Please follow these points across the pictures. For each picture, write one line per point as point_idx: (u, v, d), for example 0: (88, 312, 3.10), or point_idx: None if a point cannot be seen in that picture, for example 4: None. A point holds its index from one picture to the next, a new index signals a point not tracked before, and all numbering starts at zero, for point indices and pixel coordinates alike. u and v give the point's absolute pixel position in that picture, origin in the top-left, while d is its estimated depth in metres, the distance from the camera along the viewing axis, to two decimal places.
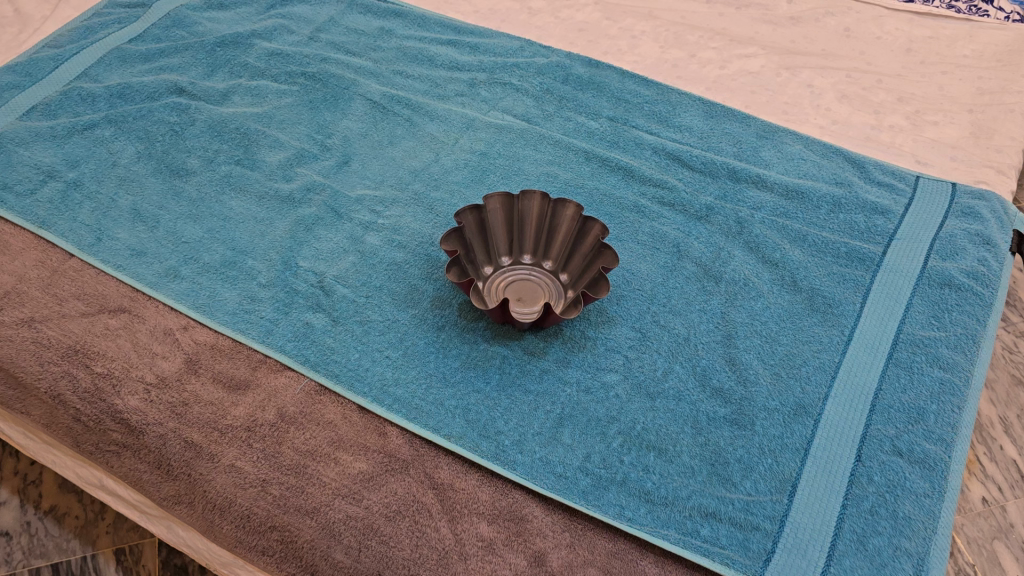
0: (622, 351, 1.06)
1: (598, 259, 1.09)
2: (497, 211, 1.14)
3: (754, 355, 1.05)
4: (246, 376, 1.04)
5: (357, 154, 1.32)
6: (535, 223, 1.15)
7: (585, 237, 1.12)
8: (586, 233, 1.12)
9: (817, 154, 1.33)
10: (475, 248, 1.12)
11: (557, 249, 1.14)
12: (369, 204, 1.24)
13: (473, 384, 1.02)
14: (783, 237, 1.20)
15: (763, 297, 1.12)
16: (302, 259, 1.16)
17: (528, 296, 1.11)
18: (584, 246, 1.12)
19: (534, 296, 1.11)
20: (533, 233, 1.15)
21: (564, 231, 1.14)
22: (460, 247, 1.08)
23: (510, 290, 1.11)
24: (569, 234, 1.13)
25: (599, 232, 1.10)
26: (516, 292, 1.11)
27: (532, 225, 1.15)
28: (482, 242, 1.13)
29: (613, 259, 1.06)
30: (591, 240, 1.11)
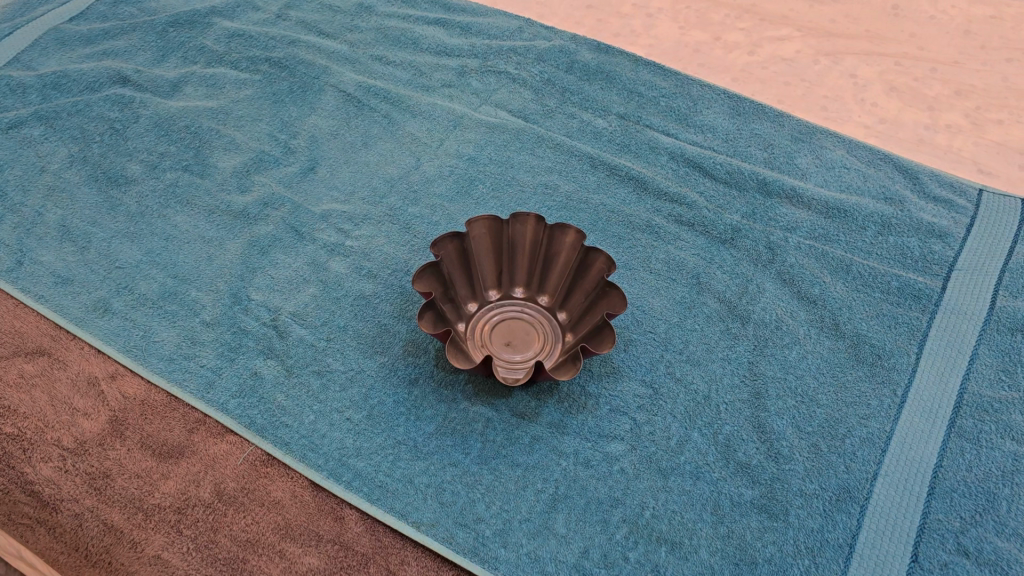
0: (630, 412, 0.89)
1: (602, 301, 0.91)
2: (484, 237, 0.95)
3: (788, 420, 0.88)
4: (180, 441, 0.87)
5: (325, 159, 1.14)
6: (529, 251, 0.97)
7: (588, 270, 0.94)
8: (589, 266, 0.94)
9: (861, 162, 1.14)
10: (456, 284, 0.94)
11: (555, 282, 0.97)
12: (335, 222, 1.05)
13: (449, 456, 0.85)
14: (823, 267, 1.01)
15: (799, 344, 0.94)
16: (254, 290, 0.99)
17: (519, 340, 0.94)
18: (587, 281, 0.94)
19: (527, 340, 0.94)
20: (526, 263, 0.97)
21: (563, 262, 0.96)
22: (437, 287, 0.91)
23: (498, 333, 0.94)
24: (568, 265, 0.95)
25: (604, 267, 0.92)
26: (505, 335, 0.94)
27: (525, 253, 0.97)
28: (465, 275, 0.95)
29: (620, 304, 0.88)
30: (595, 276, 0.93)
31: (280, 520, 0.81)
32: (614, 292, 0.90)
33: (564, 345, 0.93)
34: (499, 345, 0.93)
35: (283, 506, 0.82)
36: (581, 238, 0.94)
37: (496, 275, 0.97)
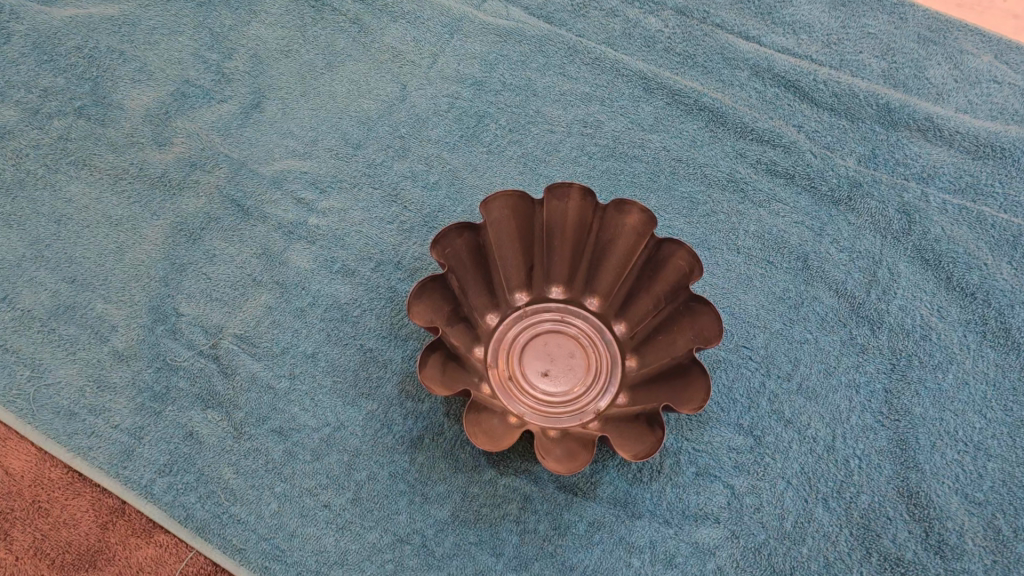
0: (725, 477, 0.63)
1: (684, 319, 0.63)
2: (507, 223, 0.65)
3: (952, 486, 0.62)
4: (90, 544, 0.63)
5: (274, 91, 0.81)
6: (571, 237, 0.67)
7: (658, 269, 0.65)
8: (661, 264, 0.65)
9: (1016, 71, 0.82)
10: (472, 292, 0.66)
11: (607, 279, 0.69)
12: (293, 190, 0.75)
13: (474, 561, 0.60)
14: (980, 238, 0.72)
15: (953, 363, 0.67)
16: (184, 301, 0.70)
17: (559, 364, 0.68)
18: (656, 282, 0.66)
19: (570, 367, 0.67)
20: (567, 253, 0.68)
21: (621, 252, 0.67)
22: (445, 310, 0.62)
23: (530, 357, 0.68)
24: (629, 259, 0.66)
25: (685, 268, 0.63)
26: (540, 359, 0.68)
27: (565, 240, 0.68)
28: (482, 278, 0.67)
29: (715, 333, 0.59)
30: (669, 279, 0.64)
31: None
32: (702, 309, 0.61)
33: (623, 373, 0.67)
34: (534, 377, 0.67)
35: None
36: (649, 224, 0.64)
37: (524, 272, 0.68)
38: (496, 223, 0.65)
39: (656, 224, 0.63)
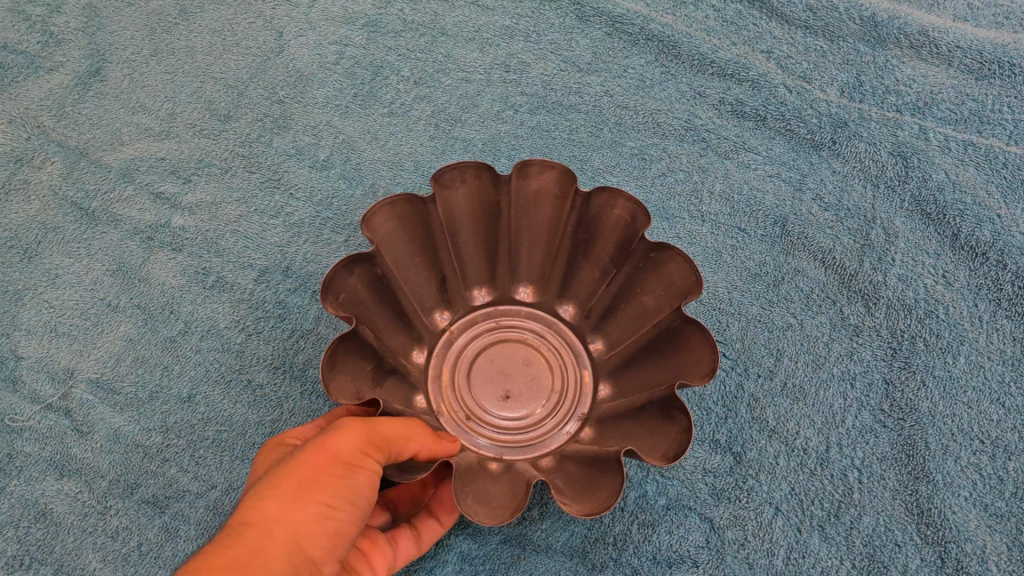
0: (702, 509, 0.52)
1: (656, 285, 0.49)
2: (401, 240, 0.50)
3: (967, 497, 0.52)
4: None
5: (116, 52, 0.65)
6: (480, 226, 0.53)
7: (595, 232, 0.52)
8: (594, 225, 0.52)
9: None
10: (390, 334, 0.51)
11: (532, 259, 0.55)
12: (149, 182, 0.60)
13: None
14: (989, 181, 0.61)
15: (965, 342, 0.56)
16: (22, 338, 0.56)
17: (518, 379, 0.54)
18: (594, 246, 0.53)
19: (531, 374, 0.54)
20: (480, 246, 0.55)
21: (542, 226, 0.54)
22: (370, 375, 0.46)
23: (481, 380, 0.54)
24: (556, 230, 0.53)
25: (625, 220, 0.50)
26: (493, 381, 0.54)
27: (473, 230, 0.53)
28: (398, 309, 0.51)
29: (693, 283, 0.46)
30: (611, 237, 0.52)
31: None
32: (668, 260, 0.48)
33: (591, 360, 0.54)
34: (493, 405, 0.52)
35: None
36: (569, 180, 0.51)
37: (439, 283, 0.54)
38: (392, 243, 0.49)
39: (577, 179, 0.50)
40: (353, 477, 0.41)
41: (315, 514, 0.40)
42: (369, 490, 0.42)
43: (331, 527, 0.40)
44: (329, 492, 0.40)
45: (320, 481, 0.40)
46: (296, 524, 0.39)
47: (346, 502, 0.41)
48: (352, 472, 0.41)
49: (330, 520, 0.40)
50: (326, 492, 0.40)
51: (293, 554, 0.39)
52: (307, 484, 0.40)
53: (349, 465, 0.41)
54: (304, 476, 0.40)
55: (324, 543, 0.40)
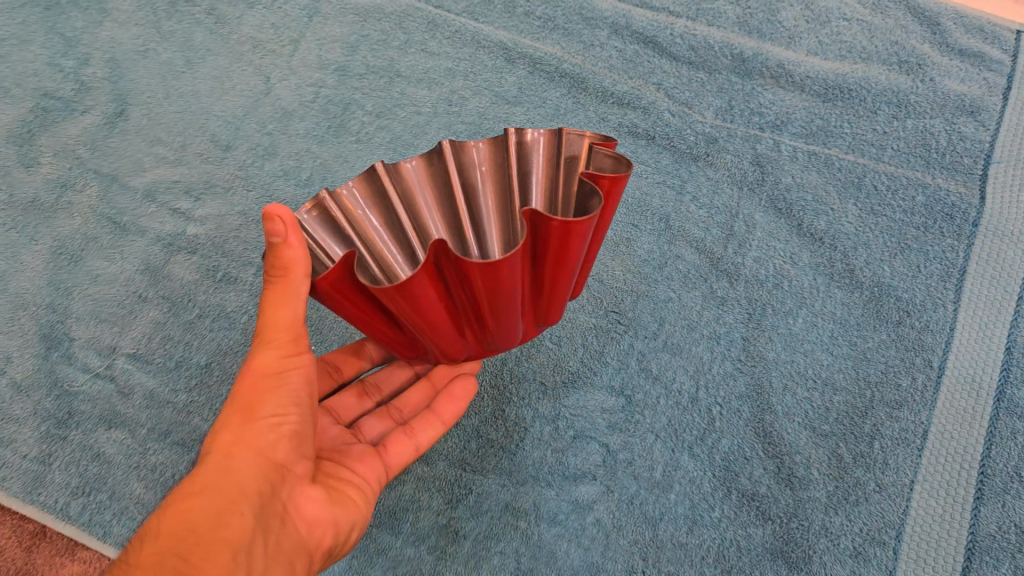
0: (600, 437, 0.69)
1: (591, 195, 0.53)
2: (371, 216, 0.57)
3: (800, 423, 0.69)
4: (17, 567, 0.67)
5: (136, 96, 0.81)
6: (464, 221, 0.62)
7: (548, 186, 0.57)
8: (536, 172, 0.56)
9: (864, 7, 0.85)
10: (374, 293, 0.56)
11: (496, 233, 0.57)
12: (167, 199, 0.76)
13: (374, 542, 0.65)
14: (828, 182, 0.77)
15: (805, 306, 0.73)
16: (74, 324, 0.72)
17: None
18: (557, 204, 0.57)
19: None
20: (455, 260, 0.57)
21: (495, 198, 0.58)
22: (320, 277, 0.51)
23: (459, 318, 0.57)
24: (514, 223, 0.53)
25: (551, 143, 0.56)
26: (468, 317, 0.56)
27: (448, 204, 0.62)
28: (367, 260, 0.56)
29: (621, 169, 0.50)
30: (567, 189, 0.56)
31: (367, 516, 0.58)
32: (592, 155, 0.52)
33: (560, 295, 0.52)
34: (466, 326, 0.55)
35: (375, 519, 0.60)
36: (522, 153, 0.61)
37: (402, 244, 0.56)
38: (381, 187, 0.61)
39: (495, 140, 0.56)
40: (287, 382, 0.54)
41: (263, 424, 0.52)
42: (305, 381, 0.55)
43: (285, 431, 0.53)
44: (269, 403, 0.53)
45: (260, 397, 0.53)
46: (251, 439, 0.52)
47: (289, 402, 0.53)
48: (282, 377, 0.53)
49: (282, 425, 0.53)
50: (268, 401, 0.53)
51: (260, 457, 0.51)
52: (250, 406, 0.53)
53: (278, 375, 0.53)
54: (246, 399, 0.53)
55: (284, 443, 0.53)
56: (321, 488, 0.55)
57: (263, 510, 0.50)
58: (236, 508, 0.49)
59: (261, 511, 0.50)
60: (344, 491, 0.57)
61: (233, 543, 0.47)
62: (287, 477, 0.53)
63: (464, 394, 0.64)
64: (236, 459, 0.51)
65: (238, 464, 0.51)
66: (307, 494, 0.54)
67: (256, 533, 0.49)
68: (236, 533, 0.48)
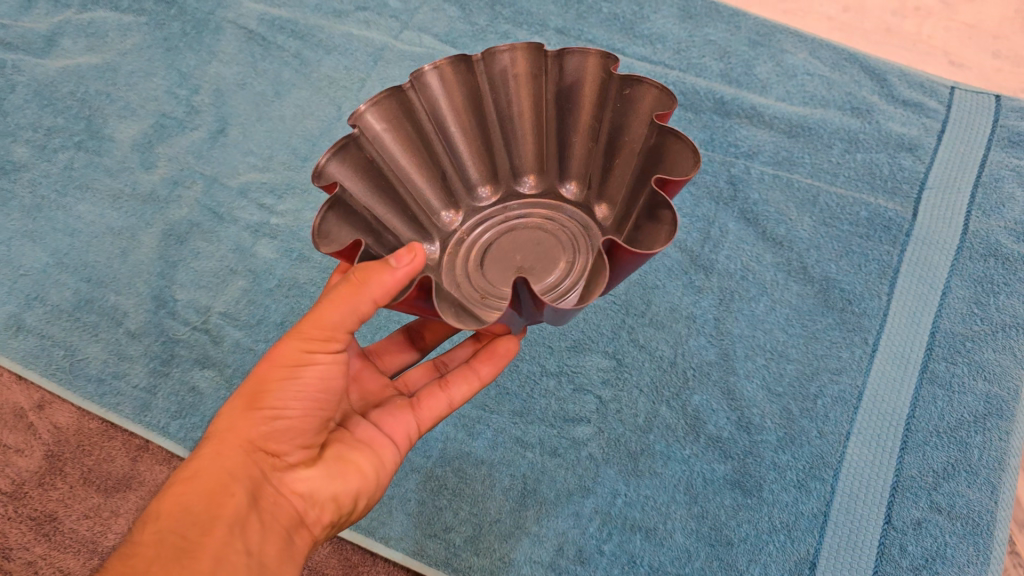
0: (595, 389, 0.85)
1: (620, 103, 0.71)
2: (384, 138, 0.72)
3: (758, 384, 0.85)
4: (125, 472, 0.85)
5: (233, 118, 1.01)
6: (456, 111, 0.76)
7: (579, 91, 0.73)
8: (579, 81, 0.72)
9: (825, 65, 1.03)
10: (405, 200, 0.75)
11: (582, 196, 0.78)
12: (255, 197, 0.96)
13: (410, 462, 0.83)
14: (789, 200, 0.94)
15: (766, 295, 0.89)
16: (178, 289, 0.91)
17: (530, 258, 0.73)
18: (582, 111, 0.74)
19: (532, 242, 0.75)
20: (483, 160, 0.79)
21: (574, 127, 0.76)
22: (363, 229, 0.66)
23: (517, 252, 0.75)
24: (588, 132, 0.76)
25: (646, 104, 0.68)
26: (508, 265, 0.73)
27: (456, 111, 0.76)
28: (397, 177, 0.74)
29: (670, 99, 0.65)
30: (593, 90, 0.73)
31: (375, 486, 0.65)
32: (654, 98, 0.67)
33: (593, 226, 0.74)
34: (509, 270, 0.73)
35: (385, 488, 0.67)
36: (531, 47, 0.72)
37: (517, 270, 0.72)
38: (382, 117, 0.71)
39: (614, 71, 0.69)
40: (298, 375, 0.59)
41: (265, 414, 0.59)
42: (324, 373, 0.60)
43: (286, 421, 0.59)
44: (276, 394, 0.59)
45: (269, 387, 0.59)
46: (250, 425, 0.59)
47: (290, 398, 0.59)
48: (298, 371, 0.59)
49: (284, 415, 0.59)
50: (274, 394, 0.59)
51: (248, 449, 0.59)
52: (257, 395, 0.59)
53: (293, 367, 0.59)
54: (256, 387, 0.59)
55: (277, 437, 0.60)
56: (320, 468, 0.62)
57: (254, 491, 0.58)
58: (227, 489, 0.57)
59: (254, 489, 0.58)
60: (346, 468, 0.64)
61: (223, 519, 0.56)
62: (281, 464, 0.60)
63: (507, 350, 0.71)
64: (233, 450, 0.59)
65: (229, 450, 0.59)
66: (303, 476, 0.61)
67: (247, 507, 0.57)
68: (227, 511, 0.56)
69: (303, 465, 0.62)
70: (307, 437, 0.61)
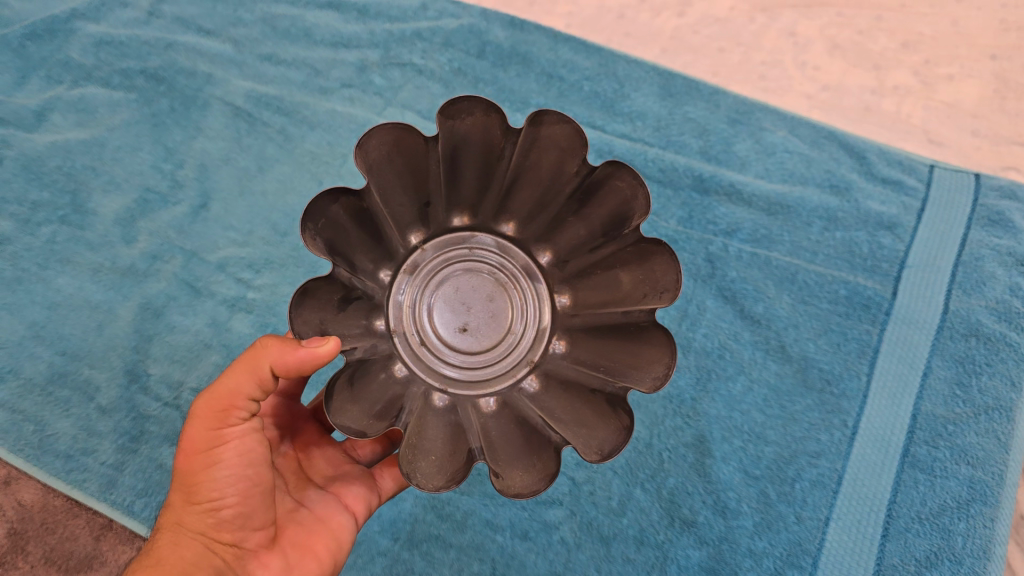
0: (568, 471, 0.84)
1: (635, 256, 0.74)
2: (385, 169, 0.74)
3: (734, 466, 0.84)
4: (88, 551, 0.88)
5: (217, 194, 1.02)
6: (468, 137, 0.75)
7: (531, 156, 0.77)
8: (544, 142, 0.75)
9: (805, 142, 1.02)
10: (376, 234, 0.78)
11: (548, 282, 0.83)
12: (233, 271, 0.96)
13: (377, 544, 0.82)
14: (768, 278, 0.93)
15: (744, 374, 0.88)
16: (151, 363, 0.92)
17: (475, 314, 0.82)
18: (577, 190, 0.77)
19: (477, 300, 0.82)
20: (413, 212, 0.80)
21: (532, 174, 0.79)
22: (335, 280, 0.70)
23: (466, 312, 0.82)
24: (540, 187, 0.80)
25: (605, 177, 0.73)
26: (456, 314, 0.81)
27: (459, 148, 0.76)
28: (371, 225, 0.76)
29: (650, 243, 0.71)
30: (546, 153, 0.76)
31: (334, 562, 0.71)
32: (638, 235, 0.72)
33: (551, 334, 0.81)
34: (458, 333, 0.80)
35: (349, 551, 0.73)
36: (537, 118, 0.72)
37: (465, 328, 0.81)
38: (381, 148, 0.71)
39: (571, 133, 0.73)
40: (219, 460, 0.63)
41: (204, 507, 0.64)
42: (238, 451, 0.64)
43: (228, 511, 0.64)
44: (204, 489, 0.64)
45: (200, 485, 0.64)
46: (195, 518, 0.65)
47: (221, 488, 0.64)
48: (212, 458, 0.63)
49: (223, 504, 0.64)
50: (206, 488, 0.64)
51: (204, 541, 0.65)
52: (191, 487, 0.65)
53: (207, 454, 0.64)
54: (189, 484, 0.64)
55: (229, 526, 0.65)
56: (277, 556, 0.68)
57: None
58: None
59: None
60: (303, 553, 0.69)
61: None
62: (240, 552, 0.66)
63: None
64: (189, 544, 0.65)
65: (185, 546, 0.64)
66: (263, 561, 0.67)
67: None
68: None
69: (262, 554, 0.67)
70: (256, 523, 0.66)
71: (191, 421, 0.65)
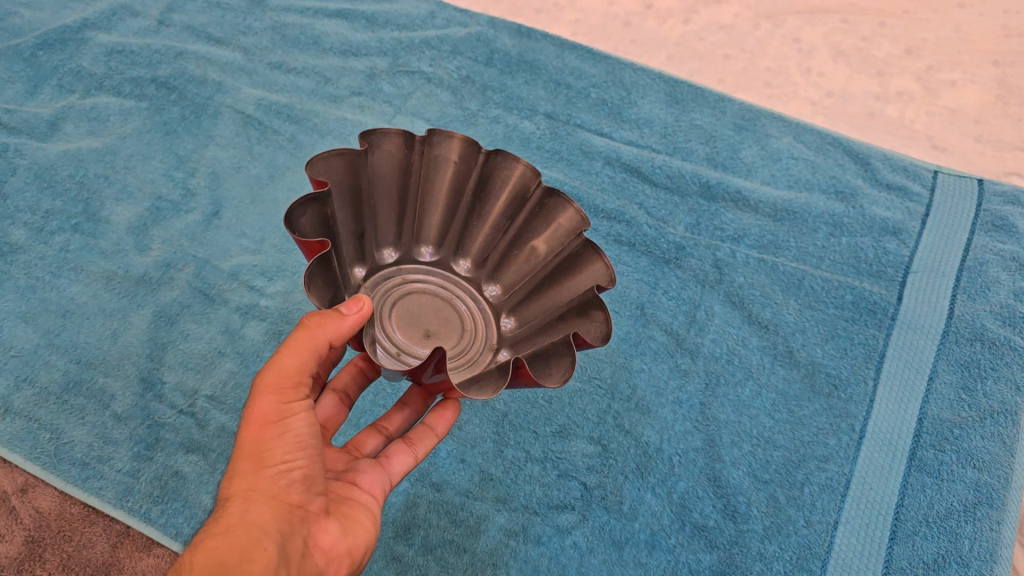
0: (580, 476, 0.85)
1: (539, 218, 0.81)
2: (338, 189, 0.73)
3: (744, 470, 0.85)
4: (105, 560, 0.88)
5: (228, 203, 1.03)
6: (386, 163, 0.79)
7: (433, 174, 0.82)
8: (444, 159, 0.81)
9: (810, 149, 1.04)
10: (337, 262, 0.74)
11: (477, 284, 0.85)
12: (245, 279, 0.98)
13: (392, 549, 0.80)
14: (774, 283, 0.95)
15: (752, 380, 0.89)
16: (165, 371, 0.92)
17: (431, 323, 0.80)
18: (477, 195, 0.83)
19: (427, 311, 0.81)
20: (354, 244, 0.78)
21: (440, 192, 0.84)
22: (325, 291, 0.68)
23: (425, 321, 0.80)
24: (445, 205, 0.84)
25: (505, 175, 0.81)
26: (414, 328, 0.79)
27: (382, 172, 0.79)
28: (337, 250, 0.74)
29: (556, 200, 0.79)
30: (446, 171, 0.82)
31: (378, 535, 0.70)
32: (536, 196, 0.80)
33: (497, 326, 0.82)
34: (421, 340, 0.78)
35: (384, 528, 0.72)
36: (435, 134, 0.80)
37: (426, 333, 0.79)
38: (329, 174, 0.72)
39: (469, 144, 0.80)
40: (291, 427, 0.64)
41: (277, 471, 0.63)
42: (306, 420, 0.65)
43: (298, 472, 0.64)
44: (276, 452, 0.63)
45: (271, 449, 0.63)
46: (262, 483, 0.62)
47: (294, 451, 0.64)
48: (284, 422, 0.64)
49: (294, 467, 0.64)
50: (279, 451, 0.63)
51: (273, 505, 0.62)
52: (259, 454, 0.63)
53: (279, 420, 0.64)
54: (259, 450, 0.63)
55: (297, 489, 0.63)
56: (333, 523, 0.66)
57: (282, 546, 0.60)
58: (257, 545, 0.59)
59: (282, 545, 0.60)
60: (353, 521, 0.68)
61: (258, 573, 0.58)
62: (304, 517, 0.63)
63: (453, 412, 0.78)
64: (258, 509, 0.61)
65: (257, 510, 0.61)
66: (324, 527, 0.65)
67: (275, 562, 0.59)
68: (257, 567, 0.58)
69: (322, 520, 0.65)
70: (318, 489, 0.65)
71: (256, 393, 0.64)
